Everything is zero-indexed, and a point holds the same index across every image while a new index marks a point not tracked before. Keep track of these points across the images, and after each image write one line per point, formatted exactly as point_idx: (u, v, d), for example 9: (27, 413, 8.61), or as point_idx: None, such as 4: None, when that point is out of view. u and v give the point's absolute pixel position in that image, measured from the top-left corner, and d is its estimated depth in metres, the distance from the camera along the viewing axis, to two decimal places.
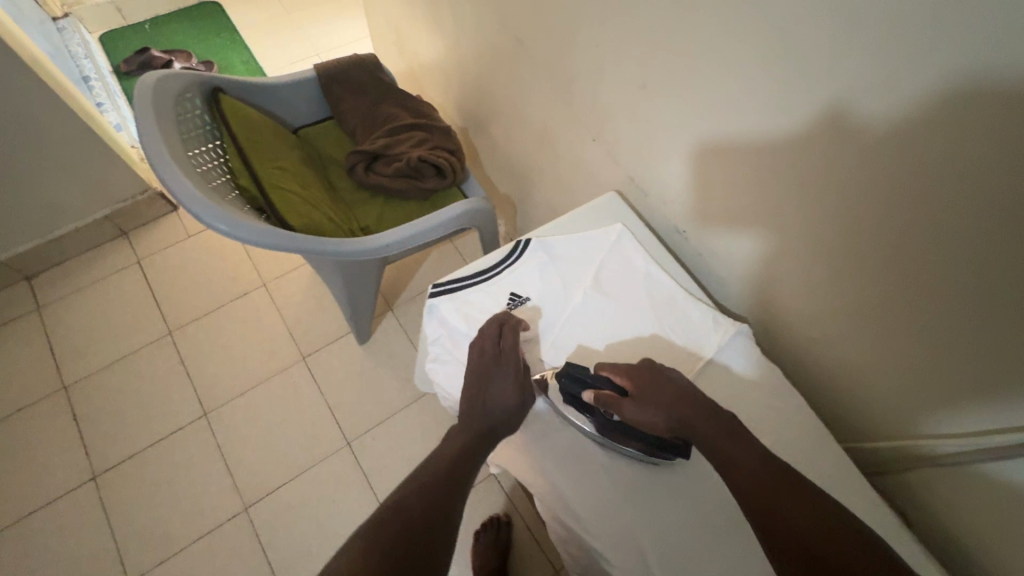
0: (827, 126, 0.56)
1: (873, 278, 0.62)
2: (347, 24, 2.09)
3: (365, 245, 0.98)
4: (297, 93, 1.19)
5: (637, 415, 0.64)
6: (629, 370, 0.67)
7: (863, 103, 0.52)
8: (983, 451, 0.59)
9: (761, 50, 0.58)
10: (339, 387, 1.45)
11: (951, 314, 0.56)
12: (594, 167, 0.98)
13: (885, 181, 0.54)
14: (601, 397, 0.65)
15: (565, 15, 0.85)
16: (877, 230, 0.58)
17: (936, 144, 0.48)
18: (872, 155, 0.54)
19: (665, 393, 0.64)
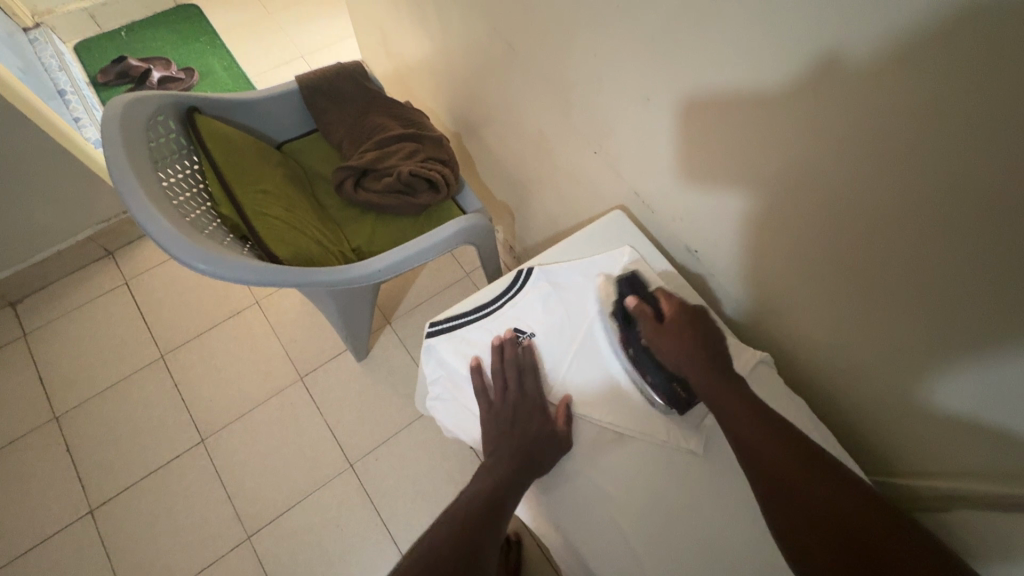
0: (864, 149, 0.51)
1: (924, 315, 0.56)
2: (330, 22, 2.00)
3: (356, 273, 0.92)
4: (279, 108, 1.12)
5: (660, 334, 0.65)
6: (679, 303, 0.66)
7: (898, 127, 0.47)
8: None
9: (786, 63, 0.52)
10: (338, 406, 1.41)
11: (1000, 355, 0.51)
12: (595, 179, 0.92)
13: (931, 214, 0.49)
14: (639, 305, 0.67)
15: (559, 19, 0.78)
16: (920, 264, 0.53)
17: (997, 178, 0.42)
18: (920, 185, 0.48)
19: (695, 336, 0.63)
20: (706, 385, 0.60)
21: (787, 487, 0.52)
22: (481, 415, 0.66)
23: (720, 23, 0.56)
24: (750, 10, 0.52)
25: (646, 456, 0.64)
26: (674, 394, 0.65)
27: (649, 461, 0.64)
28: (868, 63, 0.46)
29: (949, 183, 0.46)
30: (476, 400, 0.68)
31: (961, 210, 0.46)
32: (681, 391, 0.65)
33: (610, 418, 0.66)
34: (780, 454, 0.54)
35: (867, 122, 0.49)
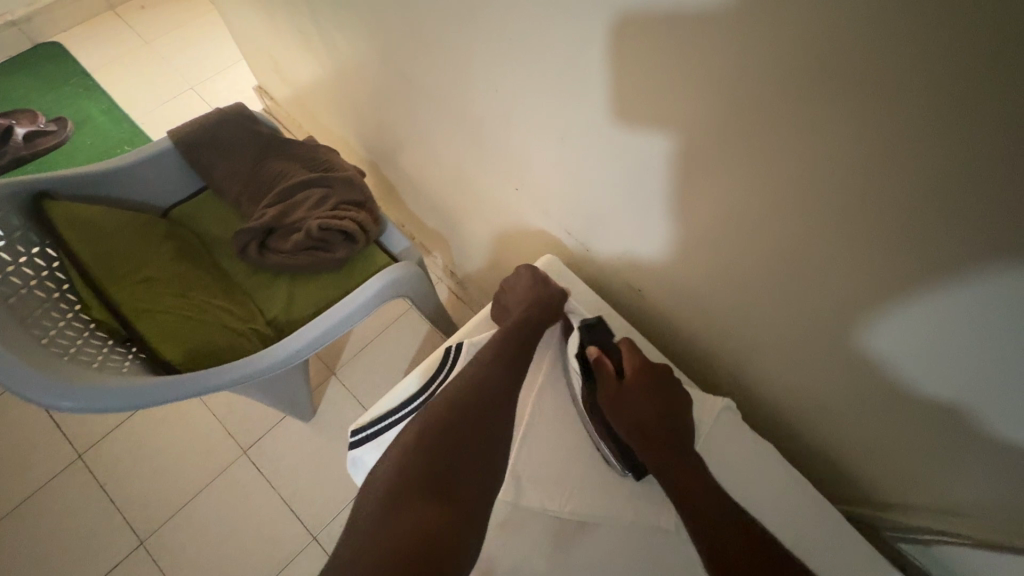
0: (823, 185, 0.44)
1: (919, 364, 0.50)
2: (218, 45, 1.80)
3: (271, 358, 0.79)
4: (155, 170, 0.97)
5: (619, 391, 0.63)
6: (644, 361, 0.65)
7: (842, 152, 0.41)
8: None
9: (724, 95, 0.45)
10: (291, 474, 1.29)
11: (1003, 399, 0.46)
12: (525, 210, 0.84)
13: (908, 252, 0.43)
14: (602, 357, 0.65)
15: (455, 43, 0.69)
16: (899, 299, 0.47)
17: (985, 217, 0.37)
18: (893, 223, 0.42)
19: (657, 397, 0.62)
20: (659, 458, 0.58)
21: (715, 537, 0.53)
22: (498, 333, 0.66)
23: (644, 48, 0.47)
24: (677, 36, 0.44)
25: (616, 545, 0.57)
26: (628, 454, 0.61)
27: (620, 550, 0.57)
28: (818, 95, 0.39)
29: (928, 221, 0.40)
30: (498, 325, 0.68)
31: (943, 249, 0.40)
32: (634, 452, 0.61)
33: (572, 507, 0.58)
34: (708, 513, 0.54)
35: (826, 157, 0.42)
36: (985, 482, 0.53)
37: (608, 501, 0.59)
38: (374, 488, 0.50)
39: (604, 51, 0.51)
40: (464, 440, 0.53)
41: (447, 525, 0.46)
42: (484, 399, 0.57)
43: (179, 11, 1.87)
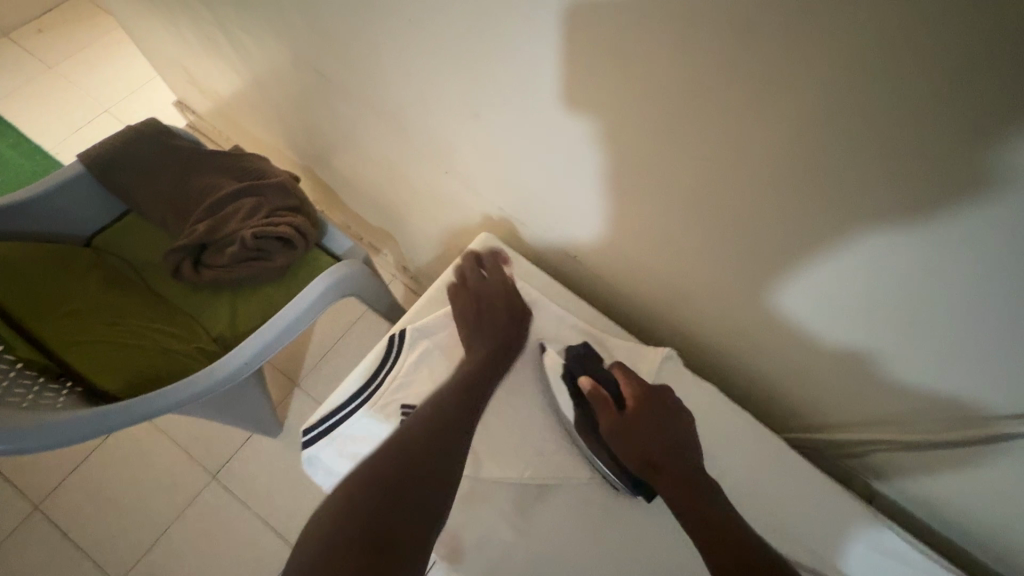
0: (716, 130, 0.47)
1: (835, 293, 0.54)
2: (129, 64, 1.71)
3: (217, 374, 0.77)
4: (70, 198, 0.93)
5: (620, 422, 0.59)
6: (644, 387, 0.62)
7: (723, 96, 0.44)
8: (979, 431, 0.55)
9: (614, 53, 0.46)
10: (266, 492, 1.27)
11: (909, 311, 0.50)
12: (459, 194, 0.84)
13: (799, 183, 0.46)
14: (597, 389, 0.62)
15: (360, 32, 0.68)
16: (796, 230, 0.51)
17: (855, 137, 0.40)
18: (781, 155, 0.45)
19: (664, 424, 0.59)
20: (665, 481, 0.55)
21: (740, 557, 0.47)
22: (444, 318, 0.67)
23: (536, 15, 0.48)
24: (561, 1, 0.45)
25: (577, 502, 0.60)
26: (637, 482, 0.59)
27: (582, 506, 0.59)
28: (692, 45, 0.42)
29: (810, 150, 0.43)
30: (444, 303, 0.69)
31: (827, 175, 0.44)
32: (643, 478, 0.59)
33: (532, 472, 0.60)
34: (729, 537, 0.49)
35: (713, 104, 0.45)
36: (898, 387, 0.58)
37: (566, 461, 0.61)
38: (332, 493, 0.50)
39: (500, 23, 0.52)
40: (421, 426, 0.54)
41: (403, 526, 0.46)
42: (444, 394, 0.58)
43: (80, 31, 1.77)
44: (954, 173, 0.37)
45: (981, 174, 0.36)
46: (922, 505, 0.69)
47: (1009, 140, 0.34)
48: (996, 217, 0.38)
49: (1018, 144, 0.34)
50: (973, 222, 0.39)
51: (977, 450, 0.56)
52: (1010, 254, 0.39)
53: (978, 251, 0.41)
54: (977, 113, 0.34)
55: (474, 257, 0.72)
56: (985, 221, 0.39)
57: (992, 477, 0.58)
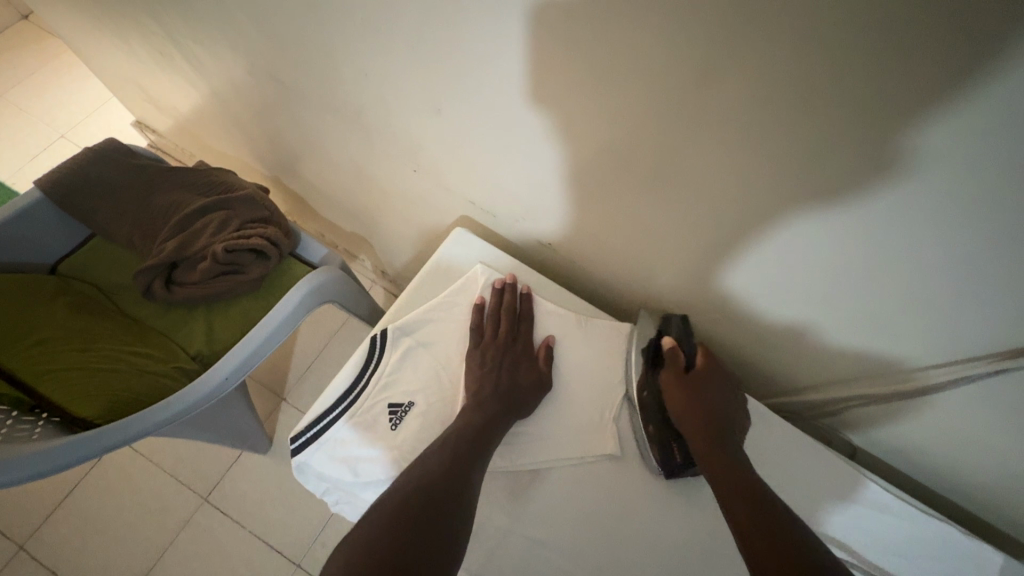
0: (665, 110, 0.47)
1: (790, 262, 0.56)
2: (83, 85, 1.67)
3: (197, 391, 0.76)
4: (29, 226, 0.90)
5: (683, 383, 0.61)
6: (714, 362, 0.63)
7: (669, 80, 0.44)
8: (938, 382, 0.57)
9: (562, 39, 0.46)
10: (261, 509, 1.25)
11: (859, 272, 0.52)
12: (430, 192, 0.84)
13: (752, 156, 0.47)
14: (674, 348, 0.64)
15: (315, 36, 0.68)
16: (753, 204, 0.52)
17: (798, 108, 0.40)
18: (728, 135, 0.46)
19: (718, 396, 0.60)
20: (699, 441, 0.56)
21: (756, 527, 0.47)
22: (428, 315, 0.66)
23: (483, 5, 0.48)
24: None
25: (568, 485, 0.60)
26: (669, 455, 0.60)
27: (574, 488, 0.60)
28: (633, 31, 0.42)
29: (759, 123, 0.44)
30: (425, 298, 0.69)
31: (777, 146, 0.44)
32: (680, 451, 0.60)
33: (521, 459, 0.60)
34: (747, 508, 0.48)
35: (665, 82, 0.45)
36: (864, 346, 0.60)
37: (556, 444, 0.62)
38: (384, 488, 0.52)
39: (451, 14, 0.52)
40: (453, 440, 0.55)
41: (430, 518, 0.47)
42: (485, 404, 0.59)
43: (29, 55, 1.71)
44: (896, 134, 0.38)
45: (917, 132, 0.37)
46: (899, 456, 0.72)
47: (945, 98, 0.35)
48: (936, 171, 0.39)
49: (949, 104, 0.35)
50: (919, 180, 0.40)
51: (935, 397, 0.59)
52: (949, 204, 0.41)
53: (921, 208, 0.42)
54: (912, 74, 0.34)
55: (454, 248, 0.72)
56: (928, 175, 0.40)
57: (953, 420, 0.61)
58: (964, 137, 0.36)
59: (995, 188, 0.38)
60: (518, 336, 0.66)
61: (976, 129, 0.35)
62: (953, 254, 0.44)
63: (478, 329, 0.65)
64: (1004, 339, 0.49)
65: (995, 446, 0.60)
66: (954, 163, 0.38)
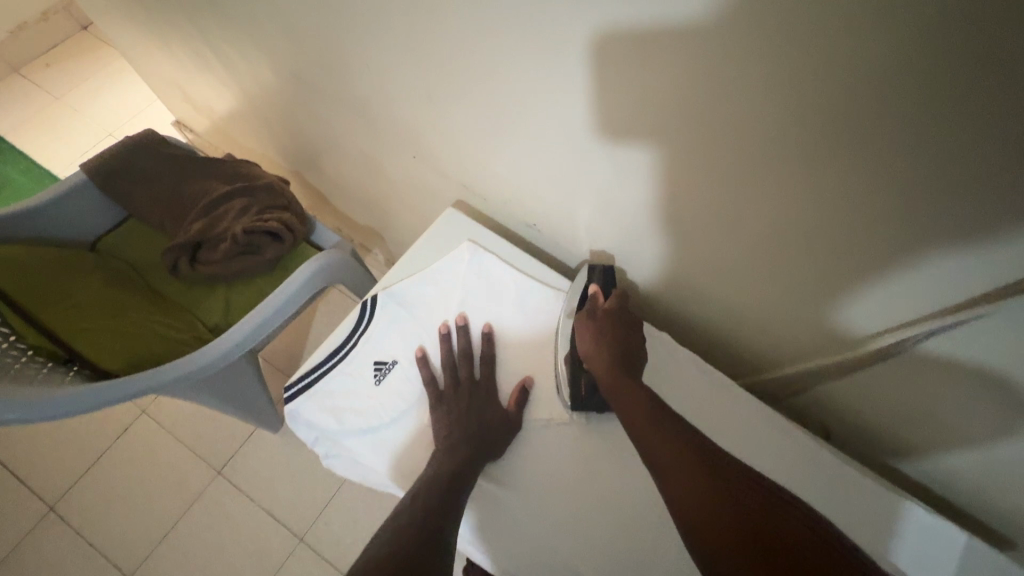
0: (619, 95, 0.52)
1: (740, 234, 0.58)
2: (133, 88, 1.82)
3: (210, 355, 0.83)
4: (73, 206, 1.00)
5: (590, 325, 0.64)
6: (622, 306, 0.66)
7: (620, 63, 0.48)
8: (883, 347, 0.57)
9: (526, 28, 0.52)
10: (270, 484, 1.31)
11: (807, 248, 0.54)
12: (430, 178, 0.91)
13: (699, 136, 0.50)
14: (595, 292, 0.67)
15: (325, 31, 0.75)
16: (703, 182, 0.54)
17: (732, 86, 0.44)
18: (675, 115, 0.50)
19: (617, 336, 0.63)
20: (609, 379, 0.60)
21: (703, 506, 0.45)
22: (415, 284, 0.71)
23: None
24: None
25: (536, 446, 0.64)
26: (576, 387, 0.64)
27: (544, 448, 0.64)
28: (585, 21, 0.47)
29: (701, 102, 0.47)
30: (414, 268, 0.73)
31: (721, 125, 0.47)
32: (586, 384, 0.64)
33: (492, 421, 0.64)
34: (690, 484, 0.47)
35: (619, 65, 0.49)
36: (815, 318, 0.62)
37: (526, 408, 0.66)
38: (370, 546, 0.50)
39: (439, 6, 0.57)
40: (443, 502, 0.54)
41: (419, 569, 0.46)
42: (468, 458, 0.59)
43: (88, 61, 1.88)
44: (818, 109, 0.41)
45: (837, 103, 0.40)
46: (874, 443, 0.72)
47: (856, 72, 0.37)
48: (861, 142, 0.42)
49: (857, 77, 0.38)
50: (848, 152, 0.43)
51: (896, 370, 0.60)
52: (872, 162, 0.42)
53: (847, 174, 0.45)
54: (826, 49, 0.37)
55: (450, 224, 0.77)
56: (854, 146, 0.42)
57: (908, 392, 0.61)
58: (878, 105, 0.38)
59: (915, 155, 0.40)
60: (477, 381, 0.66)
61: (887, 98, 0.38)
62: (890, 225, 0.46)
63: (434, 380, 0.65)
64: (953, 292, 0.48)
65: (964, 429, 0.60)
66: (873, 135, 0.40)
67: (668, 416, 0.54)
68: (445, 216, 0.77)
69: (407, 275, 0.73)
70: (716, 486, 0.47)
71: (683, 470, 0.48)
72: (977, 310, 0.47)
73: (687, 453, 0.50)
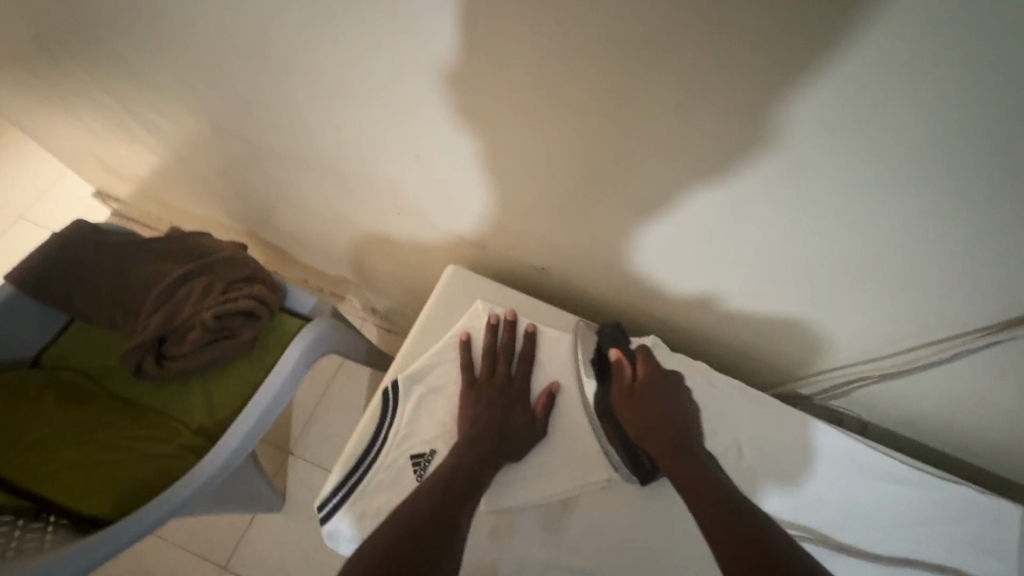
0: (656, 126, 0.50)
1: (790, 251, 0.58)
2: (33, 164, 1.61)
3: (218, 462, 0.75)
4: (6, 323, 0.87)
5: (631, 398, 0.63)
6: (658, 371, 0.65)
7: (659, 97, 0.48)
8: (932, 358, 0.61)
9: (545, 68, 0.49)
10: (283, 569, 1.22)
11: (861, 258, 0.55)
12: (414, 228, 0.85)
13: (753, 151, 0.49)
14: (620, 357, 0.66)
15: (288, 93, 0.69)
16: (747, 201, 0.54)
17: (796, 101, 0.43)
18: (726, 139, 0.49)
19: (665, 408, 0.62)
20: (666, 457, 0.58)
21: (729, 540, 0.47)
22: (438, 360, 0.66)
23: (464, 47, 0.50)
24: (493, 36, 0.49)
25: (602, 508, 0.60)
26: (637, 461, 0.61)
27: (611, 509, 0.60)
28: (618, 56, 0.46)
29: (763, 117, 0.45)
30: (431, 341, 0.68)
31: (774, 141, 0.47)
32: (647, 459, 0.61)
33: (550, 490, 0.60)
34: (721, 520, 0.49)
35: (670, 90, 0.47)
36: (862, 325, 0.64)
37: (583, 470, 0.61)
38: (389, 521, 0.48)
39: (443, 53, 0.53)
40: (463, 502, 0.52)
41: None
42: (488, 434, 0.59)
43: None
44: (890, 112, 0.41)
45: (915, 110, 0.40)
46: (906, 426, 0.74)
47: (924, 80, 0.38)
48: (925, 148, 0.42)
49: (925, 85, 0.38)
50: (904, 158, 0.44)
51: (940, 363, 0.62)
52: (937, 168, 0.44)
53: (915, 186, 0.46)
54: (906, 60, 0.37)
55: (456, 283, 0.72)
56: (925, 147, 0.42)
57: (949, 381, 0.64)
58: (959, 116, 0.39)
59: (988, 150, 0.41)
60: (513, 376, 0.65)
61: (964, 101, 0.38)
62: (953, 224, 0.47)
63: (471, 366, 0.65)
64: (996, 310, 0.53)
65: (996, 403, 0.63)
66: (937, 139, 0.41)
67: (708, 474, 0.55)
68: (447, 277, 0.73)
69: (426, 349, 0.68)
70: (745, 524, 0.49)
71: (720, 520, 0.49)
72: (1014, 331, 0.53)
73: (721, 499, 0.52)
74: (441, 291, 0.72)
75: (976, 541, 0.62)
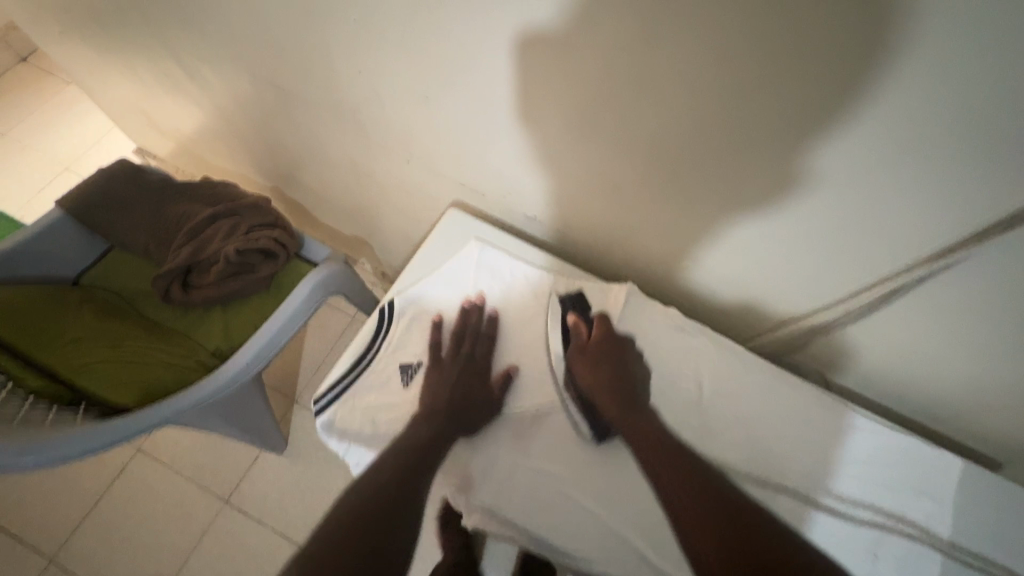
0: (625, 84, 0.55)
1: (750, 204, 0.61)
2: (85, 119, 1.74)
3: (220, 379, 0.82)
4: (54, 243, 0.97)
5: (586, 357, 0.69)
6: (613, 335, 0.71)
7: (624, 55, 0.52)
8: (882, 299, 0.62)
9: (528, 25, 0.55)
10: (280, 507, 1.29)
11: (815, 209, 0.58)
12: (423, 181, 0.93)
13: (708, 106, 0.52)
14: (577, 321, 0.71)
15: (314, 46, 0.76)
16: (711, 156, 0.58)
17: (747, 59, 0.47)
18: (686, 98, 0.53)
19: (614, 364, 0.68)
20: (616, 411, 0.65)
21: (718, 546, 0.54)
22: (431, 286, 0.74)
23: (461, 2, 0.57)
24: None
25: (567, 430, 0.65)
26: (594, 419, 0.65)
27: (576, 430, 0.65)
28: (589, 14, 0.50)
29: (717, 72, 0.49)
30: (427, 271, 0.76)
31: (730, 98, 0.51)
32: (594, 414, 0.66)
33: (521, 407, 0.66)
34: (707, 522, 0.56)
35: (627, 43, 0.51)
36: (824, 279, 0.66)
37: (553, 393, 0.67)
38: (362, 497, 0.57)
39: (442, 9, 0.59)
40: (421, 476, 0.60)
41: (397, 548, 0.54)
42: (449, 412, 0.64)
43: (32, 93, 1.79)
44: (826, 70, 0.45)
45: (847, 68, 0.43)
46: (870, 388, 0.78)
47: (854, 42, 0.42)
48: (865, 108, 0.45)
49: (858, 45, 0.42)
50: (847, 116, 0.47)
51: (892, 316, 0.64)
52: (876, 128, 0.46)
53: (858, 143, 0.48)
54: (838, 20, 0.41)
55: (454, 223, 0.80)
56: (852, 97, 0.46)
57: (905, 341, 0.67)
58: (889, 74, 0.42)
59: (911, 111, 0.44)
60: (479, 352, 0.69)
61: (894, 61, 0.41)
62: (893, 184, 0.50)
63: (439, 345, 0.69)
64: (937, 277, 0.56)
65: (948, 366, 0.67)
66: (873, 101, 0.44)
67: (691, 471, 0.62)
68: (447, 218, 0.81)
69: (422, 279, 0.75)
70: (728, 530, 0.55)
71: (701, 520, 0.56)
72: (957, 254, 0.52)
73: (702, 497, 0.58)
74: (442, 228, 0.80)
75: (919, 491, 0.66)
